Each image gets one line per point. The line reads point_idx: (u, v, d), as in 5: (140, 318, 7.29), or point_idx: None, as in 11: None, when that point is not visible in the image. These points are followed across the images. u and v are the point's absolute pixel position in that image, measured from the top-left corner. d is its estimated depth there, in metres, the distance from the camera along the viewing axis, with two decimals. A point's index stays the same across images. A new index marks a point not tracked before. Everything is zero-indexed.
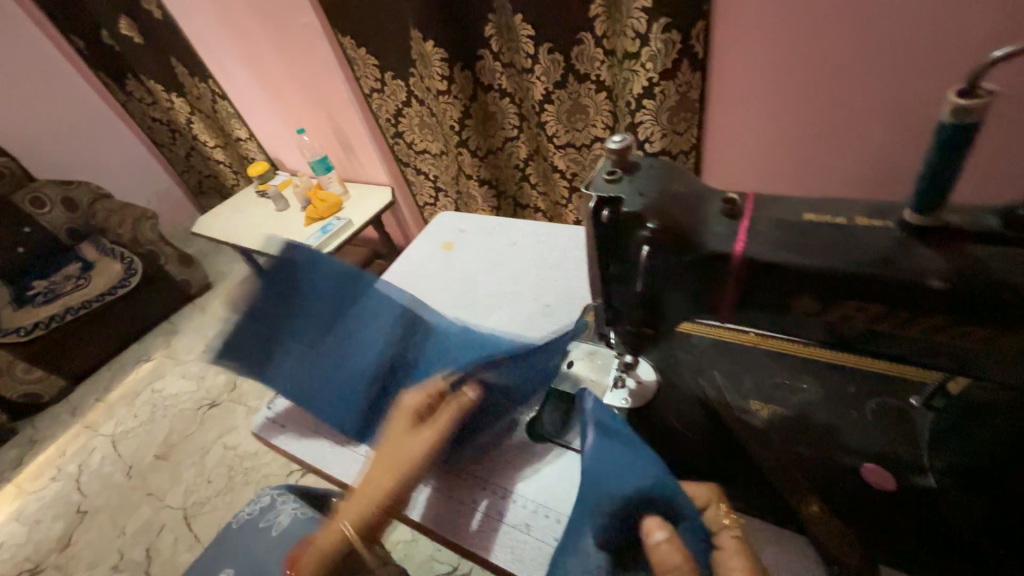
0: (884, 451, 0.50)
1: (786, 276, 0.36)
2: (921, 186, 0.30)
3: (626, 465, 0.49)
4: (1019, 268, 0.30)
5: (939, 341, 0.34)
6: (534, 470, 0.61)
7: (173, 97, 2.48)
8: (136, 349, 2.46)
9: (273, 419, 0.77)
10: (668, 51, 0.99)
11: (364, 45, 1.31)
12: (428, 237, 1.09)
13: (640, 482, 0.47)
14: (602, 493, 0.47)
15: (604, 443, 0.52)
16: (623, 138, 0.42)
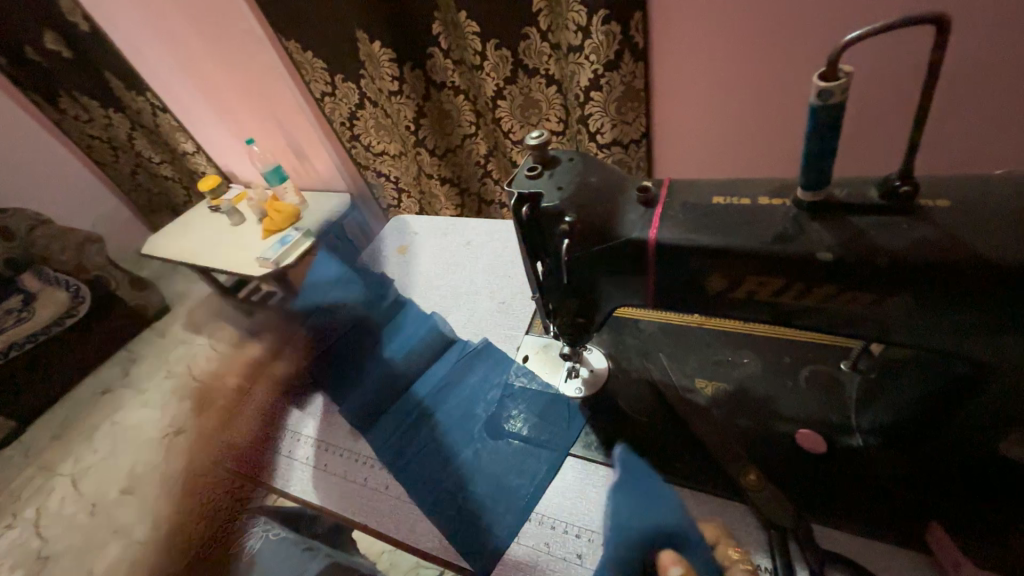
0: (816, 417, 0.52)
1: (696, 257, 0.38)
2: (804, 165, 0.33)
3: (655, 503, 0.52)
4: (894, 236, 0.33)
5: (838, 307, 0.37)
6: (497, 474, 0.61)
7: (111, 113, 2.33)
8: (90, 380, 2.33)
9: (227, 440, 0.75)
10: (610, 43, 0.98)
11: (308, 48, 1.24)
12: (382, 242, 1.07)
13: (663, 520, 0.50)
14: (626, 527, 0.51)
15: (639, 479, 0.55)
16: (541, 134, 0.43)
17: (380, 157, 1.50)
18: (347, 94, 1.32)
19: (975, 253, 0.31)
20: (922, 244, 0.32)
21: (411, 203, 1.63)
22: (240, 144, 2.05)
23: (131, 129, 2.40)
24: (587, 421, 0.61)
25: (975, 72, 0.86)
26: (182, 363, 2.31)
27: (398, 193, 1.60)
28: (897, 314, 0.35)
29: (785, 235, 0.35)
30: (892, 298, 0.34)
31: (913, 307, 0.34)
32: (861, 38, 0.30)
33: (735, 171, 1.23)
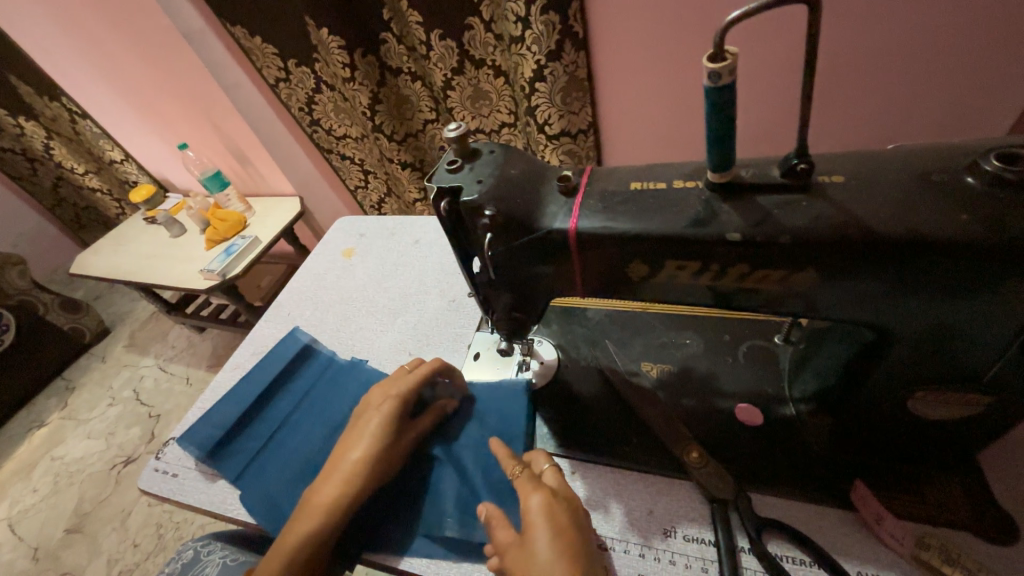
0: (753, 390, 0.55)
1: (616, 240, 0.38)
2: (710, 148, 0.33)
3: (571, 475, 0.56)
4: (798, 214, 0.34)
5: (751, 286, 0.38)
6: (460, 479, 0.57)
7: (22, 121, 2.13)
8: (25, 415, 2.15)
9: (163, 470, 0.70)
10: (550, 34, 0.97)
11: (257, 34, 1.15)
12: (328, 245, 1.02)
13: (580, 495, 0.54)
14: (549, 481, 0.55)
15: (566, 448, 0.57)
16: (459, 125, 0.41)
17: (343, 141, 1.42)
18: (301, 79, 1.24)
19: (866, 228, 0.32)
20: (821, 221, 0.33)
21: (378, 183, 1.55)
22: (172, 149, 1.92)
23: (47, 139, 2.21)
24: (540, 415, 0.61)
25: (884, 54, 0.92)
26: (128, 388, 2.16)
27: (364, 175, 1.52)
28: (808, 289, 0.36)
29: (700, 218, 0.36)
30: (800, 273, 0.35)
31: (818, 281, 0.35)
32: (743, 18, 0.30)
33: (679, 154, 1.27)
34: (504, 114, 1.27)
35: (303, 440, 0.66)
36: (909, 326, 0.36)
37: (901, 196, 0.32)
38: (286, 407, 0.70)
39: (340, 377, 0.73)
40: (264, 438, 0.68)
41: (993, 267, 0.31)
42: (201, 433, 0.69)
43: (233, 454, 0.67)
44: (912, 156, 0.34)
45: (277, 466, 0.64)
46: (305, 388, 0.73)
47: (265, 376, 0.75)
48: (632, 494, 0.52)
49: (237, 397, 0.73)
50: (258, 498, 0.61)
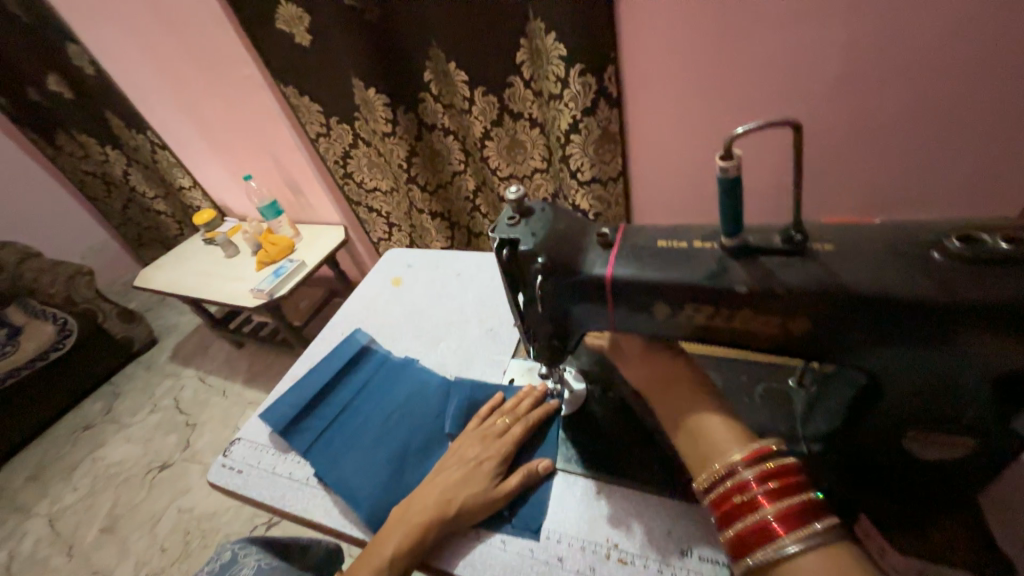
0: (769, 428, 0.61)
1: (646, 290, 0.46)
2: (725, 218, 0.41)
3: (599, 492, 0.62)
4: (792, 273, 0.41)
5: (756, 333, 0.45)
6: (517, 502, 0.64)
7: (108, 150, 2.43)
8: (74, 416, 2.32)
9: (228, 465, 0.79)
10: (586, 93, 1.10)
11: (307, 94, 1.38)
12: (377, 273, 1.14)
13: (612, 511, 0.59)
14: (585, 493, 0.62)
15: (594, 471, 0.63)
16: (519, 190, 0.51)
17: (371, 193, 1.63)
18: (340, 135, 1.46)
19: (851, 289, 0.39)
20: (814, 281, 0.40)
21: (402, 235, 1.75)
22: (236, 179, 2.14)
23: (127, 166, 2.49)
24: (568, 437, 0.68)
25: (895, 121, 1.01)
26: (169, 397, 2.31)
27: (389, 226, 1.73)
28: (806, 337, 0.43)
29: (717, 272, 0.43)
30: (797, 319, 0.42)
31: (813, 329, 0.42)
32: (749, 132, 0.38)
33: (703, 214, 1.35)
34: (537, 161, 1.38)
35: (363, 421, 0.78)
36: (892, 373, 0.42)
37: (880, 262, 0.39)
38: (347, 395, 0.83)
39: (393, 372, 0.86)
40: (329, 418, 0.80)
41: (962, 328, 0.37)
42: (279, 410, 0.82)
43: (304, 428, 0.79)
44: (897, 229, 0.41)
45: (340, 442, 0.75)
46: (363, 380, 0.85)
47: (330, 365, 0.88)
48: (654, 516, 0.58)
49: (306, 382, 0.86)
50: (324, 466, 0.72)
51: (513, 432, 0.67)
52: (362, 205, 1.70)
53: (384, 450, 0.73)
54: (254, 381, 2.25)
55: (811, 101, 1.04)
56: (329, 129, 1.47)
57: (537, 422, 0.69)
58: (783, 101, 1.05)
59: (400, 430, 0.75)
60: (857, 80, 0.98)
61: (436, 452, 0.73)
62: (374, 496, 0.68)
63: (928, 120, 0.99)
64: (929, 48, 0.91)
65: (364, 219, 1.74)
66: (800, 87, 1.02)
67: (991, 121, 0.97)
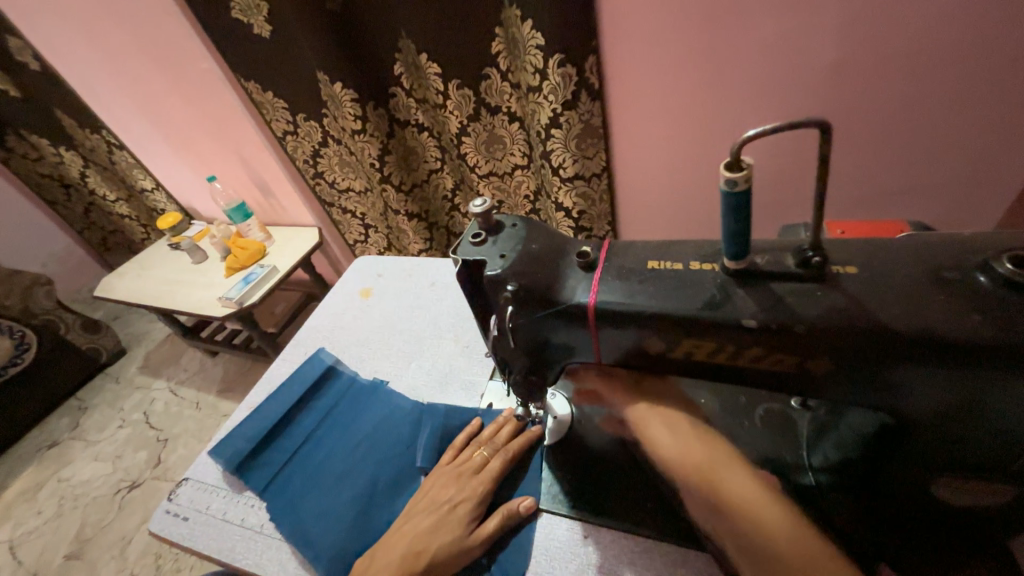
0: (771, 456, 0.54)
1: (636, 321, 0.39)
2: (728, 237, 0.35)
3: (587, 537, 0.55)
4: (811, 303, 0.35)
5: (766, 367, 0.39)
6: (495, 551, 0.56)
7: (62, 151, 2.26)
8: (37, 434, 2.17)
9: (174, 511, 0.70)
10: (566, 85, 1.01)
11: (269, 90, 1.28)
12: (346, 284, 1.05)
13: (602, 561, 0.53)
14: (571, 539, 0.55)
15: (581, 513, 0.57)
16: (484, 201, 0.44)
17: (345, 193, 1.52)
18: (309, 133, 1.35)
19: (880, 321, 0.33)
20: (837, 312, 0.34)
21: (378, 237, 1.64)
22: (201, 181, 2.01)
23: (84, 168, 2.33)
24: (552, 472, 0.61)
25: (891, 112, 0.96)
26: (139, 411, 2.18)
27: (365, 228, 1.63)
28: (825, 373, 0.37)
29: (714, 301, 0.37)
30: (815, 359, 0.36)
31: (836, 365, 0.36)
32: (759, 135, 0.32)
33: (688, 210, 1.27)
34: (517, 157, 1.30)
35: (326, 455, 0.70)
36: (925, 410, 0.36)
37: (910, 290, 0.33)
38: (311, 424, 0.75)
39: (361, 397, 0.78)
40: (289, 453, 0.72)
41: (1007, 371, 0.31)
42: (234, 446, 0.74)
43: (262, 466, 0.71)
44: (929, 247, 0.36)
45: (302, 480, 0.68)
46: (328, 407, 0.78)
47: (292, 391, 0.81)
48: (648, 565, 0.51)
49: (266, 412, 0.78)
50: (282, 510, 0.65)
51: (491, 467, 0.61)
52: (335, 206, 1.59)
53: (349, 490, 0.65)
54: (230, 391, 2.14)
55: (805, 91, 0.98)
56: (297, 127, 1.37)
57: (518, 453, 0.63)
58: (776, 92, 0.99)
59: (367, 464, 0.68)
60: (853, 67, 0.92)
61: (407, 489, 0.65)
62: (335, 544, 0.60)
63: (925, 110, 0.94)
64: (928, 33, 0.85)
65: (337, 220, 1.62)
66: (793, 76, 0.96)
67: (991, 111, 0.92)
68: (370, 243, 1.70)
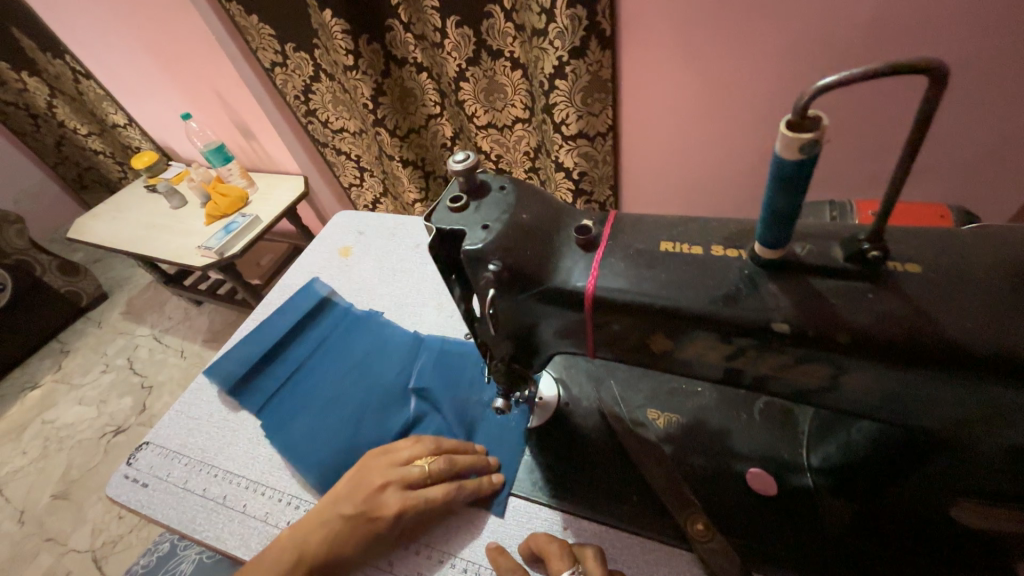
0: (769, 453, 0.50)
1: (644, 313, 0.33)
2: (764, 219, 0.29)
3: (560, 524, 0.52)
4: (855, 307, 0.30)
5: (786, 370, 0.33)
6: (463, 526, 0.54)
7: (24, 77, 2.07)
8: (19, 375, 2.14)
9: (133, 477, 0.67)
10: (575, 29, 0.89)
11: (252, 12, 1.12)
12: (323, 243, 0.97)
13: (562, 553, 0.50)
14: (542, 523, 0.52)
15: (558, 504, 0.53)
16: (468, 157, 0.36)
17: (339, 134, 1.40)
18: (299, 66, 1.21)
19: (939, 332, 0.28)
20: (887, 319, 0.29)
21: (373, 182, 1.53)
22: (176, 118, 1.85)
23: (50, 97, 2.14)
24: (534, 457, 0.57)
25: None
26: (123, 356, 2.14)
27: (360, 172, 1.51)
28: (855, 381, 0.32)
29: (735, 294, 0.31)
30: (847, 367, 0.31)
31: (873, 372, 0.30)
32: (835, 85, 0.25)
33: (703, 182, 1.18)
34: (518, 109, 1.19)
35: (317, 381, 0.71)
36: (954, 424, 0.32)
37: (970, 303, 0.28)
38: (303, 353, 0.76)
39: (353, 326, 0.78)
40: (282, 378, 0.73)
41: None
42: (226, 368, 0.75)
43: (256, 387, 0.73)
44: (999, 249, 0.30)
45: (292, 406, 0.69)
46: (320, 335, 0.78)
47: (286, 317, 0.81)
48: (627, 561, 0.48)
49: (261, 336, 0.79)
50: (274, 430, 0.66)
51: (431, 492, 0.52)
52: (328, 147, 1.47)
53: (339, 413, 0.67)
54: (215, 342, 2.09)
55: (841, 52, 0.86)
56: (286, 58, 1.23)
57: (469, 494, 0.53)
58: (810, 51, 0.88)
59: (359, 386, 0.69)
60: (899, 26, 0.81)
61: (398, 407, 0.65)
62: (322, 459, 0.62)
63: (972, 80, 0.84)
64: None
65: (331, 161, 1.50)
66: (831, 33, 0.84)
67: None
68: (365, 189, 1.59)
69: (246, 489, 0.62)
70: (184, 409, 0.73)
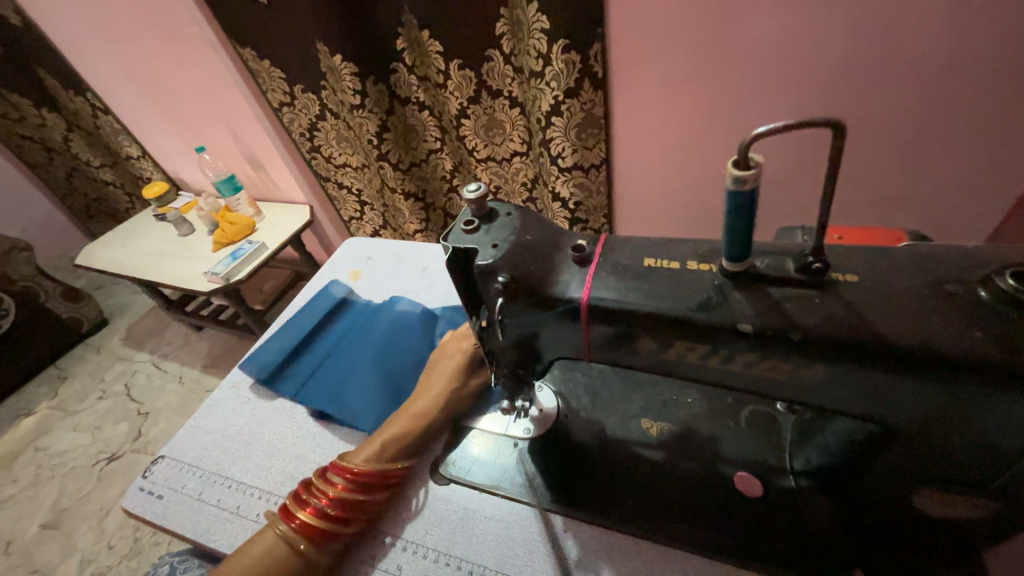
0: (754, 458, 0.54)
1: (632, 321, 0.38)
2: (728, 237, 0.34)
3: (558, 528, 0.55)
4: (810, 313, 0.35)
5: (757, 373, 0.39)
6: (469, 526, 0.57)
7: (44, 112, 2.17)
8: (15, 402, 2.13)
9: (148, 490, 0.69)
10: (570, 72, 0.98)
11: (264, 57, 1.22)
12: (334, 266, 1.02)
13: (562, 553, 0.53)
14: (542, 524, 0.56)
15: (556, 506, 0.56)
16: (479, 187, 0.42)
17: (342, 168, 1.48)
18: (306, 105, 1.30)
19: (878, 334, 0.33)
20: (835, 322, 0.34)
21: (374, 214, 1.61)
22: (189, 150, 1.94)
23: (67, 130, 2.24)
24: (535, 465, 0.60)
25: (892, 120, 0.95)
26: (120, 383, 2.14)
27: (361, 205, 1.59)
28: (813, 380, 0.37)
29: (710, 302, 0.37)
30: (806, 366, 0.36)
31: (827, 371, 0.36)
32: (769, 133, 0.31)
33: (691, 212, 1.26)
34: (517, 143, 1.28)
35: (350, 358, 0.79)
36: (910, 418, 0.36)
37: (907, 307, 0.34)
38: (333, 341, 0.84)
39: (379, 314, 0.86)
40: (316, 363, 0.80)
41: (971, 383, 0.32)
42: (264, 359, 0.82)
43: (293, 372, 0.80)
44: (927, 262, 0.36)
45: (334, 378, 0.77)
46: (352, 323, 0.86)
47: (314, 313, 0.89)
48: (623, 560, 0.51)
49: (294, 330, 0.87)
50: (319, 399, 0.73)
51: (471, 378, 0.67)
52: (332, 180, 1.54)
53: (381, 374, 0.75)
54: (215, 366, 2.11)
55: (807, 93, 0.96)
56: (293, 99, 1.32)
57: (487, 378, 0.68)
58: (780, 94, 0.98)
59: (393, 353, 0.78)
60: (857, 73, 0.91)
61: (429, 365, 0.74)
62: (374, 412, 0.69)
63: (928, 117, 0.93)
64: (938, 40, 0.84)
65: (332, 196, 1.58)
66: (799, 76, 0.94)
67: (993, 123, 0.91)
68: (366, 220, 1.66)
69: (258, 499, 0.65)
70: (201, 424, 0.76)
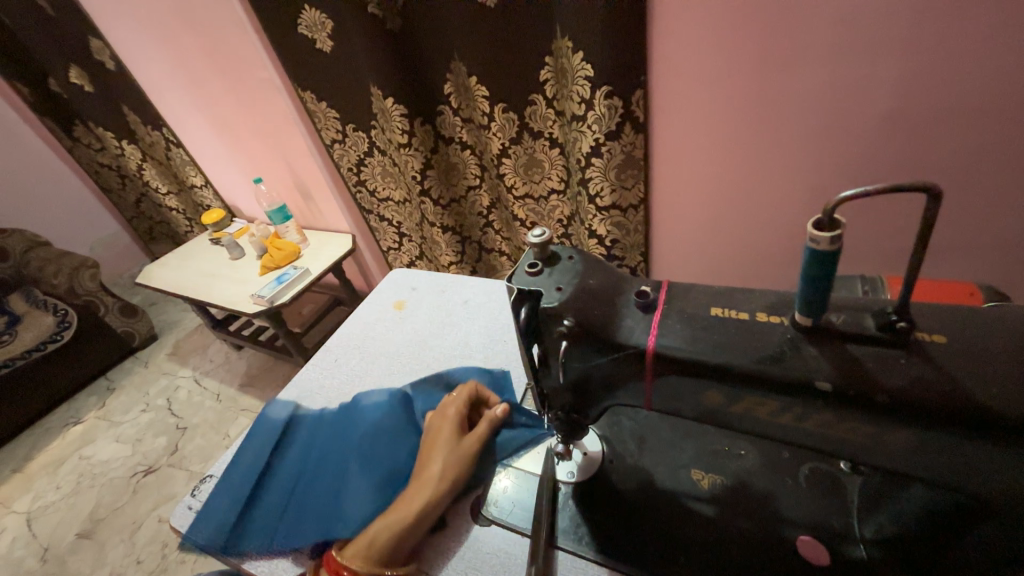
0: (819, 521, 0.50)
1: (697, 370, 0.38)
2: (803, 293, 0.34)
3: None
4: (890, 372, 0.34)
5: (833, 432, 0.37)
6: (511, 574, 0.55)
7: (124, 144, 2.40)
8: (66, 410, 2.25)
9: (194, 507, 0.71)
10: (611, 116, 1.01)
11: (322, 99, 1.32)
12: (380, 296, 1.06)
13: None
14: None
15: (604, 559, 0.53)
16: (543, 232, 0.44)
17: (385, 202, 1.56)
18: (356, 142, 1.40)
19: (970, 398, 0.31)
20: (921, 383, 0.33)
21: (411, 245, 1.67)
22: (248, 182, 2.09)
23: (142, 161, 2.46)
24: (580, 513, 0.57)
25: (949, 167, 0.93)
26: (163, 397, 2.23)
27: (400, 236, 1.65)
28: (895, 442, 0.35)
29: (780, 354, 0.36)
30: (886, 425, 0.34)
31: (913, 434, 0.34)
32: (854, 196, 0.31)
33: (731, 253, 1.24)
34: (555, 182, 1.31)
35: (368, 404, 0.78)
36: (1007, 492, 0.34)
37: (1001, 370, 0.32)
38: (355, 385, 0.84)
39: (420, 349, 0.88)
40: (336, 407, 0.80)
41: None
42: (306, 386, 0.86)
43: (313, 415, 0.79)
44: (1016, 323, 0.34)
45: (337, 434, 0.74)
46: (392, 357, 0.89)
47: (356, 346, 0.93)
48: None
49: (330, 364, 0.90)
50: (335, 445, 0.72)
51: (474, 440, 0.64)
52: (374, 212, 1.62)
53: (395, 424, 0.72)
54: (251, 386, 2.18)
55: (856, 140, 0.96)
56: (344, 137, 1.42)
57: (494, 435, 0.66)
58: (827, 139, 0.97)
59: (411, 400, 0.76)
60: (910, 121, 0.90)
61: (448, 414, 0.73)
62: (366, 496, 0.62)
63: (989, 165, 0.90)
64: (1000, 88, 0.82)
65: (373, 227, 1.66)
66: (848, 123, 0.94)
67: None
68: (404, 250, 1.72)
69: None
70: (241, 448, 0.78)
